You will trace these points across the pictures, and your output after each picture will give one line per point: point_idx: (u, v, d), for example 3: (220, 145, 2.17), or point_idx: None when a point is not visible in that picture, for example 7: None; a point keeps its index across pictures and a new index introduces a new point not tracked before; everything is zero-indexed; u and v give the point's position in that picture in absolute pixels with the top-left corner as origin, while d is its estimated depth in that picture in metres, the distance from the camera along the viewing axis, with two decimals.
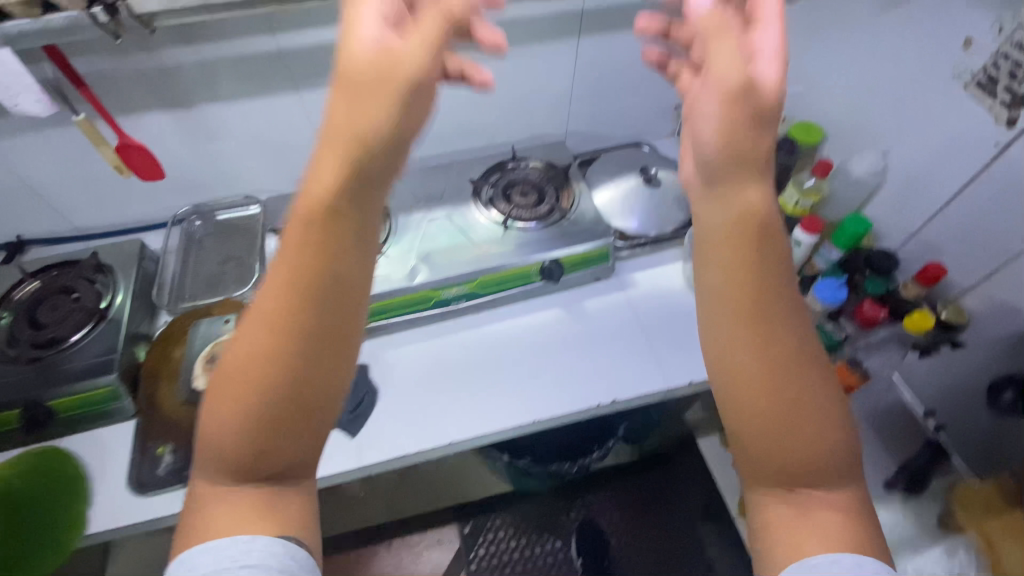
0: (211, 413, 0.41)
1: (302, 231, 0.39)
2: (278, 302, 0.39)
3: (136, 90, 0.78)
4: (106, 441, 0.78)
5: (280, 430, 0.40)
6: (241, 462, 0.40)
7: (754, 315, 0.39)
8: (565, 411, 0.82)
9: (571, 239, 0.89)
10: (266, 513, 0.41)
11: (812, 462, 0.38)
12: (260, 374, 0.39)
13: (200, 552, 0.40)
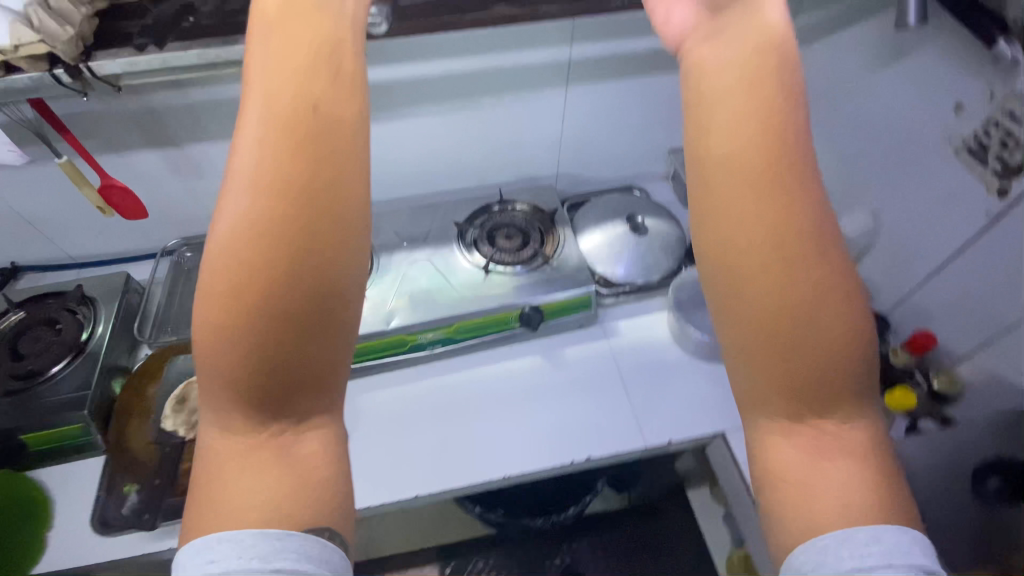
0: (217, 307, 0.36)
1: (307, 74, 0.39)
2: (290, 153, 0.37)
3: (125, 130, 0.80)
4: (74, 476, 0.77)
5: (316, 308, 0.36)
6: (266, 358, 0.36)
7: (766, 189, 0.35)
8: (535, 467, 0.79)
9: (553, 286, 0.88)
10: (298, 477, 0.38)
11: (838, 368, 0.35)
12: (274, 240, 0.36)
13: (221, 542, 0.35)
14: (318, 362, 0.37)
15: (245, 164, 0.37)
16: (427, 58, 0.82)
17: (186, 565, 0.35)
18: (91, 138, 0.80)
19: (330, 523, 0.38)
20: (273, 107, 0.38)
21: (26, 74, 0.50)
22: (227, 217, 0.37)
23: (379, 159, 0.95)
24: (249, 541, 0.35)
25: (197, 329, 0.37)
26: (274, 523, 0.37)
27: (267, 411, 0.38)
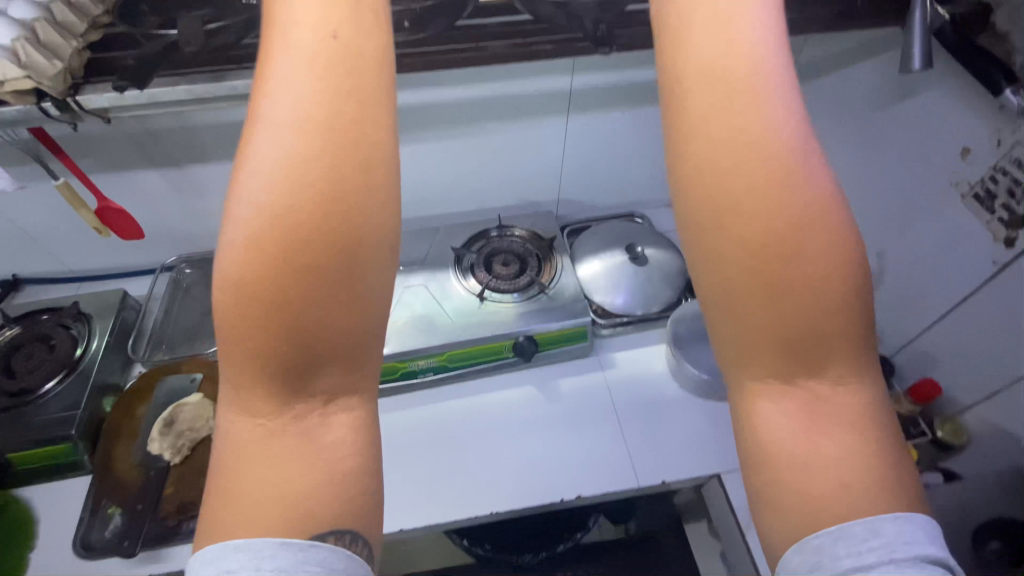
0: (249, 263, 0.33)
1: (334, 12, 0.36)
2: (320, 92, 0.34)
3: (125, 151, 0.80)
4: (58, 496, 0.77)
5: (344, 260, 0.34)
6: (295, 318, 0.33)
7: (734, 111, 0.34)
8: (525, 503, 0.77)
9: (548, 316, 0.86)
10: (313, 466, 0.36)
11: (833, 311, 0.33)
12: (305, 186, 0.33)
13: (237, 549, 0.33)
14: (347, 319, 0.34)
15: (277, 107, 0.34)
16: (428, 87, 0.82)
17: (203, 570, 0.33)
18: (91, 158, 0.80)
19: (350, 525, 0.36)
20: (297, 41, 0.35)
21: (15, 107, 0.50)
22: (252, 164, 0.34)
23: None
24: (268, 551, 0.33)
25: (222, 289, 0.34)
26: (296, 527, 0.34)
27: (290, 383, 0.35)
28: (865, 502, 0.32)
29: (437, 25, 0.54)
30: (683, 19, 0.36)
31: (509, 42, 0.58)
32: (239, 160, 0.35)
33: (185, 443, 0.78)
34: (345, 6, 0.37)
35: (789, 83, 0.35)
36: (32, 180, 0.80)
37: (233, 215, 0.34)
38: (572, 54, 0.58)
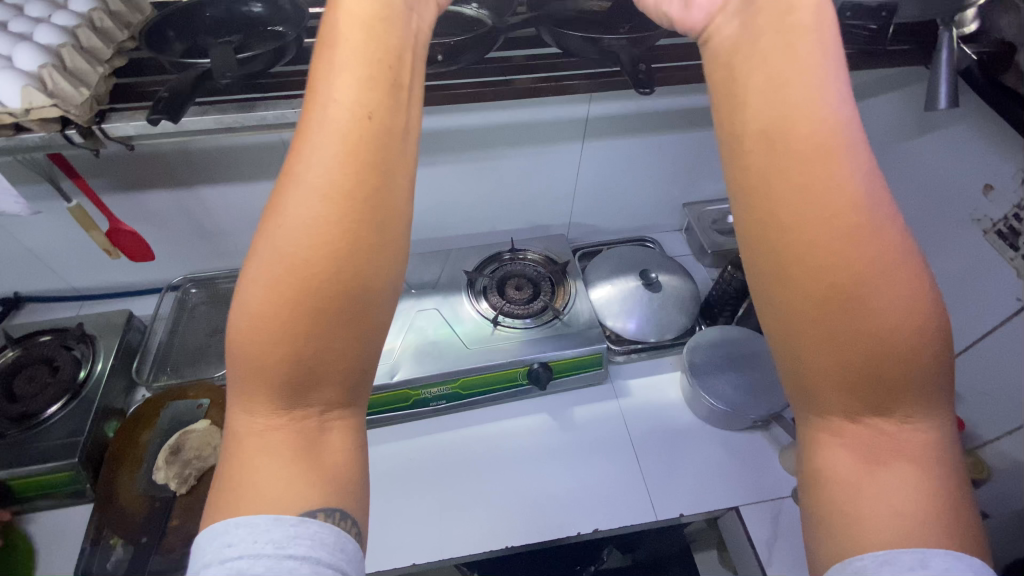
0: (264, 306, 0.34)
1: (361, 83, 0.35)
2: (345, 157, 0.34)
3: (139, 171, 0.79)
4: (56, 526, 0.74)
5: (355, 310, 0.35)
6: (301, 356, 0.34)
7: (792, 172, 0.34)
8: (538, 537, 0.75)
9: (563, 342, 0.85)
10: (309, 457, 0.36)
11: (910, 363, 0.32)
12: (325, 242, 0.33)
13: (236, 525, 0.33)
14: (349, 358, 0.35)
15: (304, 168, 0.34)
16: (448, 111, 0.82)
17: (200, 548, 0.33)
18: (102, 178, 0.79)
19: (340, 502, 0.36)
20: (330, 105, 0.35)
21: (35, 134, 0.49)
22: (276, 216, 0.34)
23: None
24: (265, 525, 0.33)
25: (235, 326, 0.34)
26: (292, 506, 0.34)
27: (287, 393, 0.35)
28: (922, 534, 0.31)
29: (469, 58, 0.53)
30: (743, 83, 0.38)
31: (537, 75, 0.58)
32: (266, 208, 0.35)
33: (191, 473, 0.75)
34: (382, 77, 0.36)
35: (851, 135, 0.34)
36: (40, 200, 0.78)
37: (253, 256, 0.35)
38: (600, 88, 0.58)
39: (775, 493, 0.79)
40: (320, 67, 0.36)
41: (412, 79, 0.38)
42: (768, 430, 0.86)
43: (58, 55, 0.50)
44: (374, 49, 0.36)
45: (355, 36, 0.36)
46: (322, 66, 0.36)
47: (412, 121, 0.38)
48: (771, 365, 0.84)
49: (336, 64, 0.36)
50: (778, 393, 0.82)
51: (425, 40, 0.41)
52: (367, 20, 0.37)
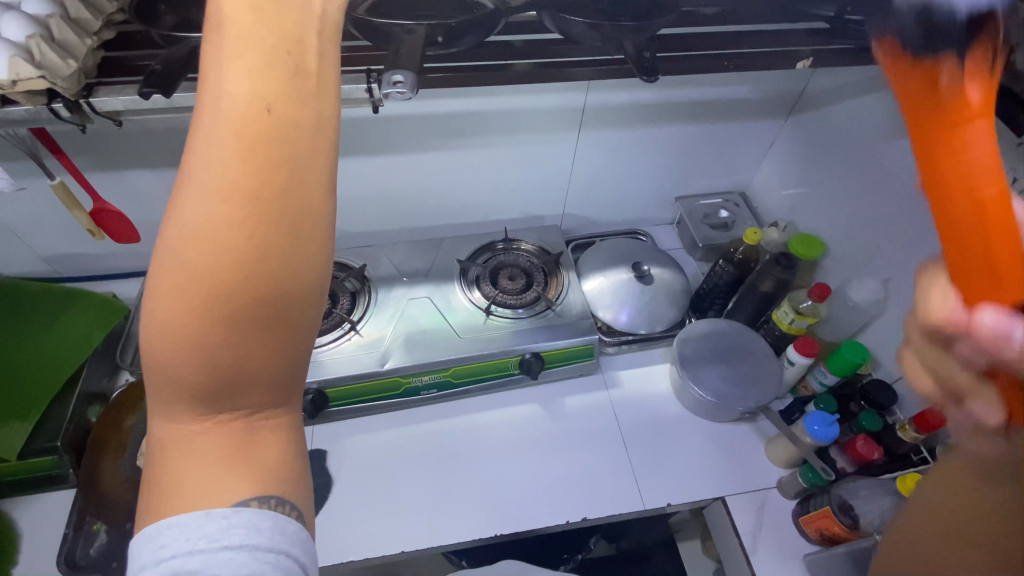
0: (170, 312, 0.31)
1: (257, 67, 0.31)
2: (242, 150, 0.30)
3: (120, 149, 0.77)
4: (37, 512, 0.72)
5: (273, 312, 0.32)
6: (217, 363, 0.32)
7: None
8: (526, 525, 0.76)
9: (555, 333, 0.85)
10: (240, 456, 0.35)
11: None
12: (228, 245, 0.30)
13: (170, 525, 0.32)
14: (272, 364, 0.34)
15: (196, 162, 0.30)
16: (444, 96, 0.81)
17: (135, 550, 0.33)
18: (83, 156, 0.77)
19: (275, 489, 0.36)
20: (221, 95, 0.31)
21: (22, 107, 0.48)
22: (172, 213, 0.31)
23: (389, 191, 0.93)
24: (195, 522, 0.33)
25: (144, 333, 0.32)
26: (221, 500, 0.34)
27: (208, 403, 0.34)
28: None
29: (470, 41, 0.53)
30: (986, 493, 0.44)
31: (538, 62, 0.58)
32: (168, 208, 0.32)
33: None
34: (278, 61, 0.32)
35: None
36: (19, 177, 0.76)
37: (155, 261, 0.32)
38: (600, 77, 0.58)
39: (761, 483, 0.81)
40: (209, 51, 0.32)
41: (321, 63, 0.34)
42: (754, 422, 0.87)
43: (46, 26, 0.48)
44: (264, 32, 0.32)
45: (242, 22, 0.32)
46: (211, 52, 0.32)
47: (324, 111, 0.33)
48: (759, 360, 0.85)
49: (226, 51, 0.31)
50: (767, 385, 0.83)
51: (341, 18, 0.36)
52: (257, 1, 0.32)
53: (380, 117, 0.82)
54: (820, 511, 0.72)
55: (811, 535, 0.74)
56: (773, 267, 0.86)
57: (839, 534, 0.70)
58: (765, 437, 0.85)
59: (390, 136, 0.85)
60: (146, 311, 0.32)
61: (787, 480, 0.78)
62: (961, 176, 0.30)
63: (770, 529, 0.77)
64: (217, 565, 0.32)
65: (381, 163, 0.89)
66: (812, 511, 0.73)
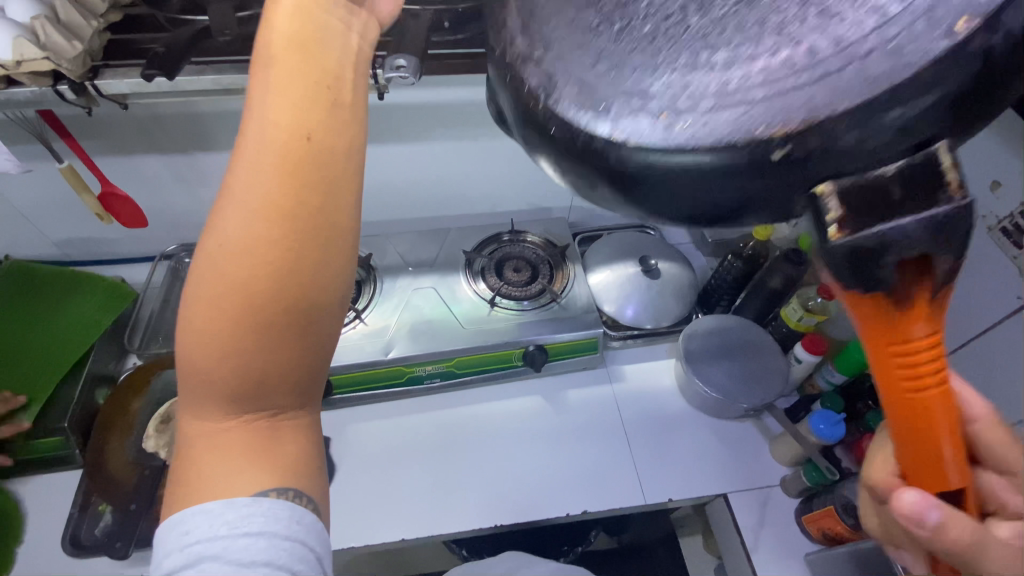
0: (207, 319, 0.31)
1: (294, 84, 0.31)
2: (279, 167, 0.30)
3: (131, 134, 0.77)
4: (46, 490, 0.73)
5: (303, 323, 0.32)
6: (249, 369, 0.32)
7: None
8: (528, 516, 0.76)
9: (560, 326, 0.85)
10: (262, 451, 0.35)
11: None
12: (264, 260, 0.30)
13: (193, 513, 0.33)
14: (296, 369, 0.34)
15: (235, 176, 0.30)
16: (450, 85, 0.80)
17: (161, 538, 0.33)
18: (92, 140, 0.77)
19: (294, 481, 0.36)
20: (261, 115, 0.30)
21: (27, 88, 0.48)
22: (211, 225, 0.31)
23: (396, 180, 0.93)
24: (217, 510, 0.33)
25: (182, 336, 0.32)
26: (242, 489, 0.34)
27: (237, 406, 0.34)
28: None
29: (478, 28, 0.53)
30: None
31: None
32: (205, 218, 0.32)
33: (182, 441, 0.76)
34: (316, 79, 0.31)
35: None
36: (28, 160, 0.76)
37: (192, 269, 0.32)
38: None
39: (765, 481, 0.80)
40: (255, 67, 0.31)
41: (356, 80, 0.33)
42: (759, 419, 0.86)
43: (51, 7, 0.48)
44: (306, 51, 0.31)
45: (283, 39, 0.31)
46: (254, 70, 0.31)
47: (359, 126, 0.33)
48: (766, 358, 0.84)
49: (269, 71, 0.31)
50: (773, 383, 0.82)
51: (371, 31, 0.36)
52: (298, 21, 0.32)
53: (387, 106, 0.81)
54: (822, 511, 0.71)
55: (814, 534, 0.73)
56: (784, 263, 0.85)
57: (842, 534, 0.70)
58: (770, 436, 0.84)
59: (396, 125, 0.84)
60: (182, 313, 0.32)
61: (791, 478, 0.77)
62: (919, 415, 0.30)
63: (773, 527, 0.76)
64: (238, 550, 0.32)
65: (390, 151, 0.88)
66: (814, 510, 0.73)
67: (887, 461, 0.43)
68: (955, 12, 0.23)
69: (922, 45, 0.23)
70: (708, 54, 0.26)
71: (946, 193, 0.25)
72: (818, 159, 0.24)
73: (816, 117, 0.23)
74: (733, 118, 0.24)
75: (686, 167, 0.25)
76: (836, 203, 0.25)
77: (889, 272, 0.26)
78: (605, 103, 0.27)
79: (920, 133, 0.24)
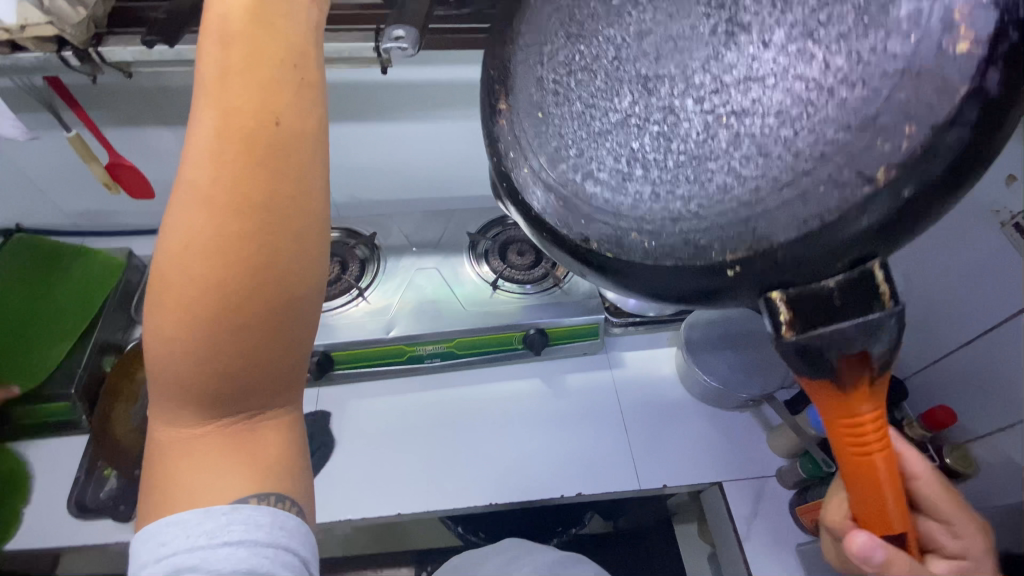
0: (173, 322, 0.30)
1: (250, 73, 0.30)
2: (241, 162, 0.30)
3: (144, 105, 0.77)
4: (56, 453, 0.76)
5: (274, 317, 0.32)
6: (223, 370, 0.32)
7: None
8: (524, 496, 0.77)
9: (562, 311, 0.84)
10: (240, 447, 0.36)
11: None
12: (231, 254, 0.30)
13: (168, 524, 0.33)
14: (275, 363, 0.34)
15: (193, 173, 0.30)
16: (460, 63, 0.78)
17: (138, 549, 0.34)
18: (101, 110, 0.77)
19: (273, 488, 0.36)
20: (214, 110, 0.30)
21: (32, 53, 0.49)
22: (171, 225, 0.30)
23: (403, 159, 0.93)
24: (193, 520, 0.33)
25: (150, 342, 0.32)
26: (218, 498, 0.34)
27: (210, 404, 0.34)
28: None
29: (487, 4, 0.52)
30: None
31: None
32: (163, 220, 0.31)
33: None
34: (270, 65, 0.31)
35: None
36: (36, 128, 0.77)
37: (154, 273, 0.31)
38: None
39: (760, 471, 0.80)
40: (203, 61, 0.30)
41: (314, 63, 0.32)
42: (758, 410, 0.85)
43: None
44: (258, 38, 0.31)
45: (234, 29, 0.31)
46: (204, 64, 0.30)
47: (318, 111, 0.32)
48: (768, 349, 0.84)
49: (224, 66, 0.30)
50: (774, 374, 0.81)
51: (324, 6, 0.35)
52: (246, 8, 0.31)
53: (395, 83, 0.81)
54: (815, 502, 0.71)
55: (807, 525, 0.73)
56: None
57: None
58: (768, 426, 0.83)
59: (404, 103, 0.84)
60: (150, 322, 0.32)
61: (788, 469, 0.77)
62: (865, 475, 0.32)
63: (767, 517, 0.77)
64: (217, 561, 0.32)
65: (398, 129, 0.88)
66: (808, 502, 0.73)
67: (842, 506, 0.50)
68: (876, 164, 0.26)
69: (850, 191, 0.27)
70: (679, 179, 0.31)
71: (878, 304, 0.28)
72: (770, 274, 0.29)
73: (755, 245, 0.29)
74: (691, 242, 0.30)
75: (650, 272, 0.31)
76: (786, 307, 0.28)
77: (837, 369, 0.29)
78: (587, 218, 0.33)
79: (858, 251, 0.27)
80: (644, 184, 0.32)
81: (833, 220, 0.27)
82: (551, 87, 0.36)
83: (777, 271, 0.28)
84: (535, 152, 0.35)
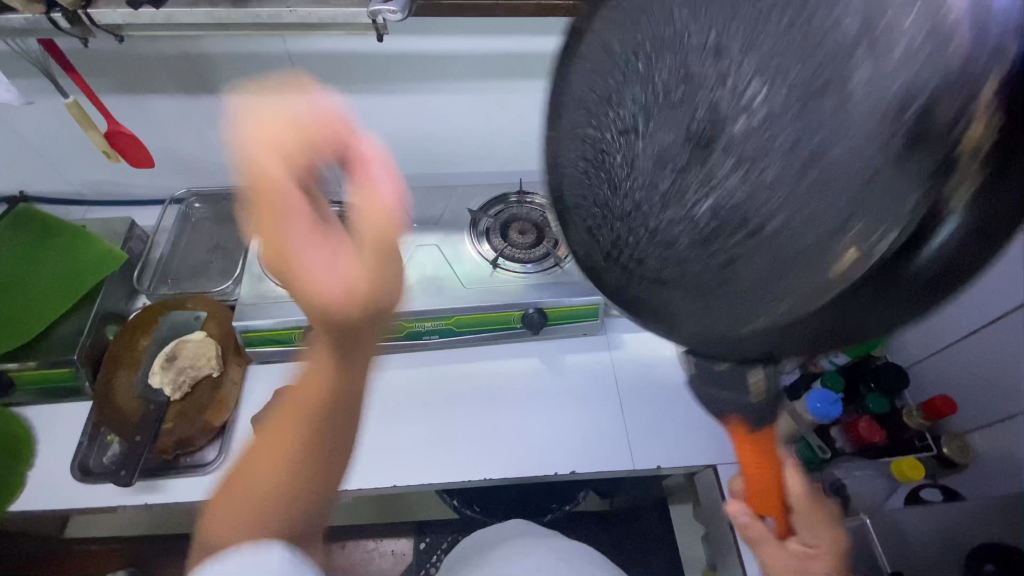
0: (266, 484, 0.51)
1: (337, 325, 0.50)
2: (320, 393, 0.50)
3: (145, 72, 0.77)
4: (59, 417, 0.77)
5: (327, 472, 0.54)
6: (293, 496, 0.52)
7: None
8: (517, 473, 0.77)
9: (562, 290, 0.84)
10: (264, 514, 0.51)
11: None
12: (312, 438, 0.53)
13: (223, 562, 0.48)
14: (316, 493, 0.54)
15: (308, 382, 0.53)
16: (462, 34, 0.77)
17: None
18: (102, 77, 0.77)
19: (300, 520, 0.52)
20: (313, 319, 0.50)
21: (22, 15, 0.53)
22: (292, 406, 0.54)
23: (405, 133, 0.92)
24: (244, 550, 0.49)
25: (236, 495, 0.52)
26: (246, 547, 0.49)
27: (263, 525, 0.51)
28: None
29: None
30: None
31: None
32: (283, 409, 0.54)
33: (187, 380, 0.76)
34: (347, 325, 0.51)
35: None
36: (30, 93, 0.76)
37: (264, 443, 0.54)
38: None
39: None
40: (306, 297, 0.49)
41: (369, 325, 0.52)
42: None
43: None
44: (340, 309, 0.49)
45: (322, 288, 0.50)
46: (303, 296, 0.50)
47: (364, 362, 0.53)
48: None
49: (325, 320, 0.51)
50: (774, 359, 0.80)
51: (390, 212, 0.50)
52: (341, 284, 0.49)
53: (397, 54, 0.79)
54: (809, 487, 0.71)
55: None
56: None
57: None
58: None
59: (406, 75, 0.82)
60: (245, 486, 0.52)
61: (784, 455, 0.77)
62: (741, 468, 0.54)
63: None
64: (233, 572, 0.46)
65: (399, 102, 0.86)
66: None
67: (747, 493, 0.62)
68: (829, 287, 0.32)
69: (789, 311, 0.34)
70: (665, 258, 0.40)
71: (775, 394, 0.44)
72: (717, 347, 0.37)
73: (714, 336, 0.37)
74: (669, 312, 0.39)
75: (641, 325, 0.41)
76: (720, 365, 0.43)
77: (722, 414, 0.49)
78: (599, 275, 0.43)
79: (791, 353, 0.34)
80: (641, 257, 0.41)
81: (777, 329, 0.34)
82: (584, 169, 0.44)
83: (727, 348, 0.37)
84: (575, 220, 0.45)
